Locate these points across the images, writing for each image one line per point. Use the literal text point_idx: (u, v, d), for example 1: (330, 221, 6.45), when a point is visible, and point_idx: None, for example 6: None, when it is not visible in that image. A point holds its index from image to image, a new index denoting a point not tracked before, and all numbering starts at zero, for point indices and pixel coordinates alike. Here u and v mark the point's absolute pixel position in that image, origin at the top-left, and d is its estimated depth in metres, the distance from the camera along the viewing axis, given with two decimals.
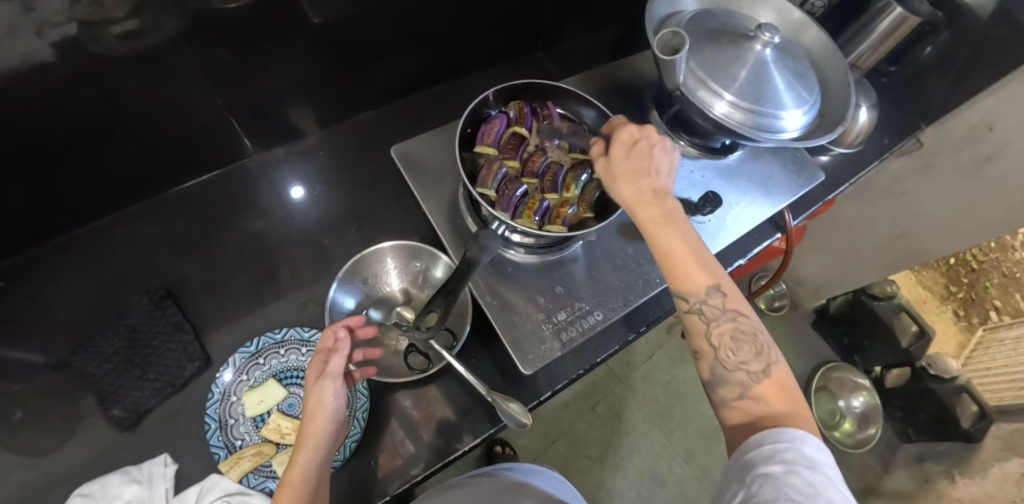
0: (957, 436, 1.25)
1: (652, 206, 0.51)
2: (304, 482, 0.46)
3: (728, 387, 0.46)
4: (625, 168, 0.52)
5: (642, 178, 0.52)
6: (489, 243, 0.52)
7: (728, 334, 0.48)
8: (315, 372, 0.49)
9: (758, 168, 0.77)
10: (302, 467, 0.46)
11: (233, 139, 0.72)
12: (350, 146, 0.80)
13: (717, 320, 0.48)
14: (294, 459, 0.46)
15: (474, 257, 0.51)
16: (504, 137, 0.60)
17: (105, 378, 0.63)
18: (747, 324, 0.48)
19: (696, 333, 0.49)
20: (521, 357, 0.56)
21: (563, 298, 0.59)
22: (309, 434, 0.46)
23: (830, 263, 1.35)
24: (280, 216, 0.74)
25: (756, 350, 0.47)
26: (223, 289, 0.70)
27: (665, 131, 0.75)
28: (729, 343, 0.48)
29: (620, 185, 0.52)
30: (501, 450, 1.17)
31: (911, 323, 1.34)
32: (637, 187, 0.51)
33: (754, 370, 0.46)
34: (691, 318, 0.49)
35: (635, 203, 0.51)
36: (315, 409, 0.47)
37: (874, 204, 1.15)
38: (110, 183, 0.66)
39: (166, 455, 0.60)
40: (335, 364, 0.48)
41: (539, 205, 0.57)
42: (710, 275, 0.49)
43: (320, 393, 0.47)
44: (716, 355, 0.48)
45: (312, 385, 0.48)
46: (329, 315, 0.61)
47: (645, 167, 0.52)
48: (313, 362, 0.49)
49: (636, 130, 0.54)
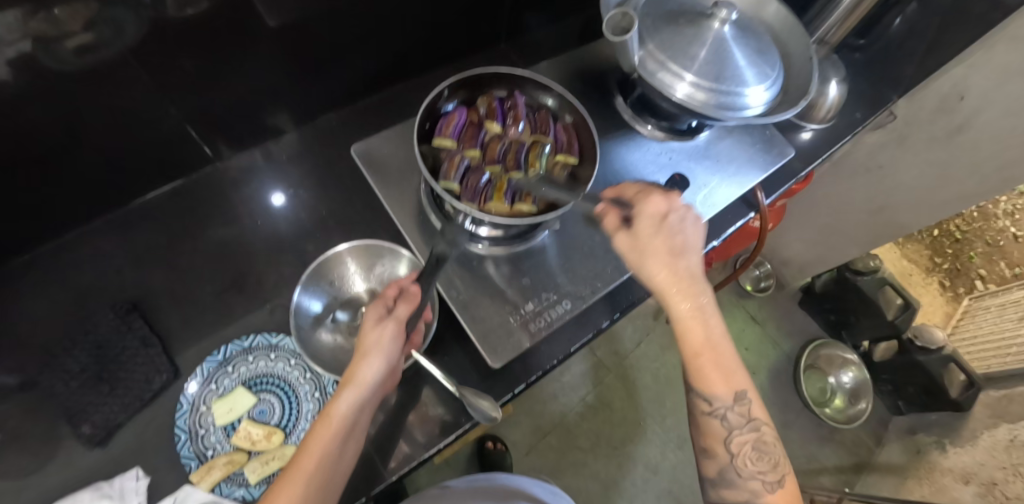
0: (945, 406, 1.25)
1: (688, 296, 0.49)
2: (343, 419, 0.45)
3: (737, 491, 0.48)
4: (658, 249, 0.49)
5: (678, 260, 0.49)
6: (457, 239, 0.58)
7: (748, 443, 0.48)
8: (375, 315, 0.49)
9: (726, 147, 0.76)
10: (346, 405, 0.45)
11: (195, 148, 0.71)
12: (316, 148, 0.79)
13: (739, 429, 0.49)
14: (339, 393, 0.46)
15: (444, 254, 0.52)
16: (463, 130, 0.58)
17: (74, 396, 0.61)
18: (767, 434, 0.49)
19: (714, 436, 0.49)
20: (489, 351, 0.55)
21: (531, 288, 0.59)
22: (358, 371, 0.46)
23: (813, 241, 1.35)
24: (249, 224, 0.73)
25: (773, 462, 0.48)
26: (192, 300, 0.69)
27: (630, 116, 0.74)
28: (748, 452, 0.48)
29: (654, 267, 0.49)
30: (493, 446, 1.17)
31: (896, 297, 1.34)
32: (672, 271, 0.49)
33: (768, 482, 0.48)
34: (709, 419, 0.49)
35: (669, 289, 0.49)
36: (371, 348, 0.46)
37: (852, 179, 1.15)
38: (71, 198, 0.65)
39: (138, 469, 0.59)
40: (400, 312, 0.48)
41: (508, 186, 0.55)
42: (736, 381, 0.49)
43: (378, 334, 0.46)
44: (731, 461, 0.49)
45: (370, 326, 0.47)
46: (293, 319, 0.57)
47: (679, 247, 0.49)
48: (374, 305, 0.49)
49: (665, 201, 0.50)
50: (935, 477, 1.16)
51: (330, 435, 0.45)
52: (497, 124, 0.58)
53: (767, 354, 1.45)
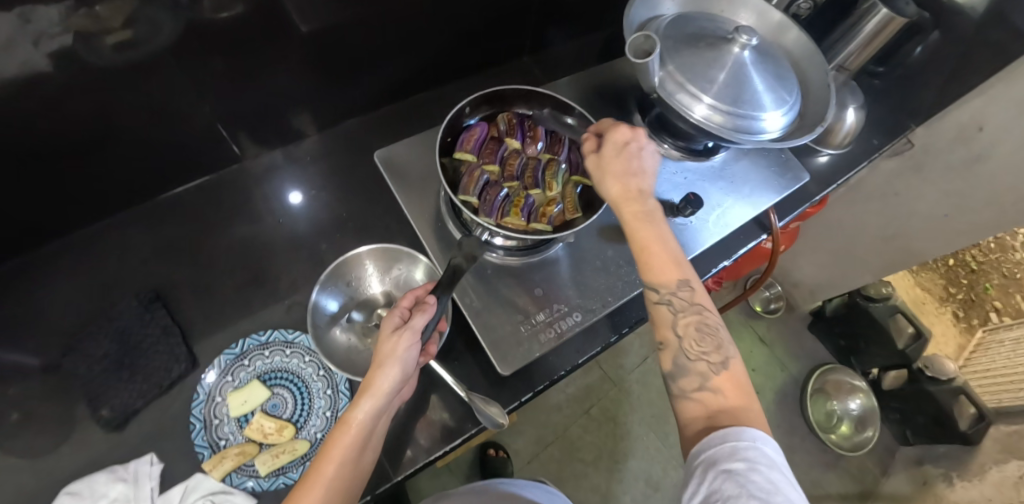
0: (954, 438, 1.24)
1: (635, 202, 0.53)
2: (360, 427, 0.46)
3: (689, 378, 0.48)
4: (614, 167, 0.53)
5: (630, 178, 0.53)
6: (474, 252, 0.55)
7: (692, 324, 0.50)
8: (392, 325, 0.49)
9: (741, 169, 0.77)
10: (363, 414, 0.45)
11: (223, 145, 0.74)
12: (340, 151, 0.82)
13: (684, 312, 0.50)
14: (356, 402, 0.46)
15: (459, 264, 0.53)
16: (484, 144, 0.59)
17: (95, 380, 0.63)
18: (710, 318, 0.51)
19: (662, 322, 0.51)
20: (500, 358, 0.56)
21: (543, 299, 0.60)
22: (376, 381, 0.46)
23: (825, 264, 1.35)
24: (270, 221, 0.75)
25: (716, 343, 0.49)
26: (212, 293, 0.70)
27: (648, 134, 0.75)
28: (693, 334, 0.50)
29: (607, 181, 0.53)
30: (495, 453, 1.17)
31: (907, 325, 1.33)
32: (625, 185, 0.53)
33: (714, 362, 0.48)
34: (658, 308, 0.51)
35: (620, 200, 0.53)
36: (387, 359, 0.46)
37: (866, 205, 1.16)
38: (104, 189, 0.68)
39: (152, 455, 0.59)
40: (418, 321, 0.47)
41: (525, 201, 0.56)
42: (680, 272, 0.51)
43: (395, 344, 0.46)
44: (679, 344, 0.50)
45: (388, 335, 0.48)
46: (310, 317, 0.59)
47: (633, 168, 0.54)
48: (391, 315, 0.49)
49: (629, 131, 0.55)
50: None
51: (348, 442, 0.45)
52: (517, 141, 0.60)
53: (774, 376, 1.44)
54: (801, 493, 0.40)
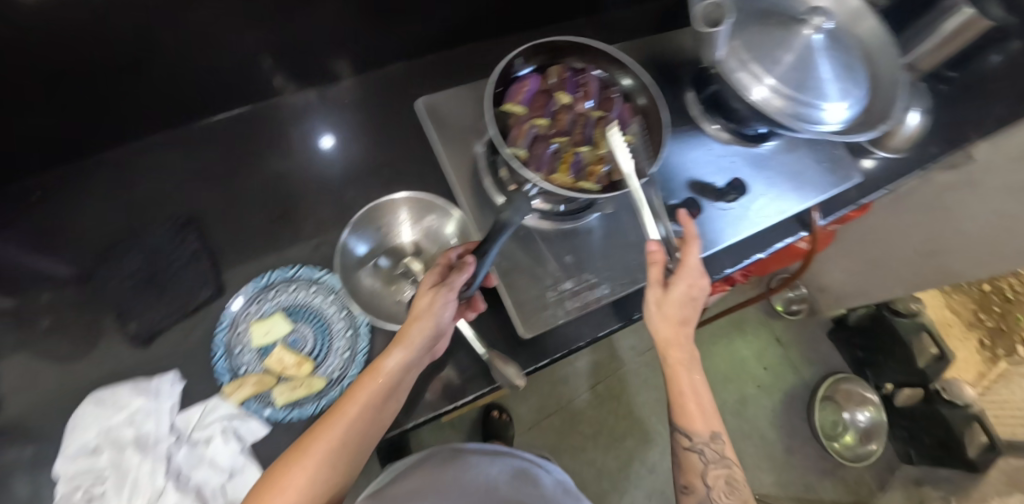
0: (959, 464, 1.25)
1: (680, 349, 0.52)
2: (387, 376, 0.47)
3: None
4: (670, 314, 0.52)
5: (682, 326, 0.52)
6: (521, 206, 0.48)
7: (722, 478, 0.52)
8: (431, 281, 0.50)
9: (791, 160, 0.74)
10: (393, 362, 0.47)
11: (266, 77, 0.72)
12: (376, 97, 0.79)
13: (714, 464, 0.52)
14: (388, 351, 0.47)
15: (507, 219, 0.47)
16: (534, 97, 0.57)
17: (125, 294, 0.64)
18: (737, 473, 0.53)
19: (692, 470, 0.53)
20: (523, 321, 0.56)
21: (572, 267, 0.59)
22: (410, 333, 0.47)
23: (855, 272, 1.31)
24: (303, 160, 0.73)
25: (743, 498, 0.52)
26: (244, 223, 0.69)
27: (699, 113, 0.73)
28: (722, 486, 0.52)
29: (659, 322, 0.52)
30: (498, 415, 1.20)
31: (931, 345, 1.28)
32: (675, 331, 0.52)
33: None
34: (688, 455, 0.53)
35: (667, 343, 0.52)
36: (424, 313, 0.48)
37: (910, 215, 1.11)
38: (144, 106, 0.67)
39: (175, 373, 0.60)
40: (456, 279, 0.49)
41: (574, 159, 0.55)
42: (713, 423, 0.52)
43: (433, 299, 0.48)
44: (708, 494, 0.52)
45: (427, 290, 0.49)
46: (339, 257, 0.59)
47: (688, 316, 0.52)
48: (432, 271, 0.50)
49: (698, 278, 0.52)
50: None
51: (372, 389, 0.46)
52: (568, 96, 0.57)
53: (783, 377, 1.41)
54: None
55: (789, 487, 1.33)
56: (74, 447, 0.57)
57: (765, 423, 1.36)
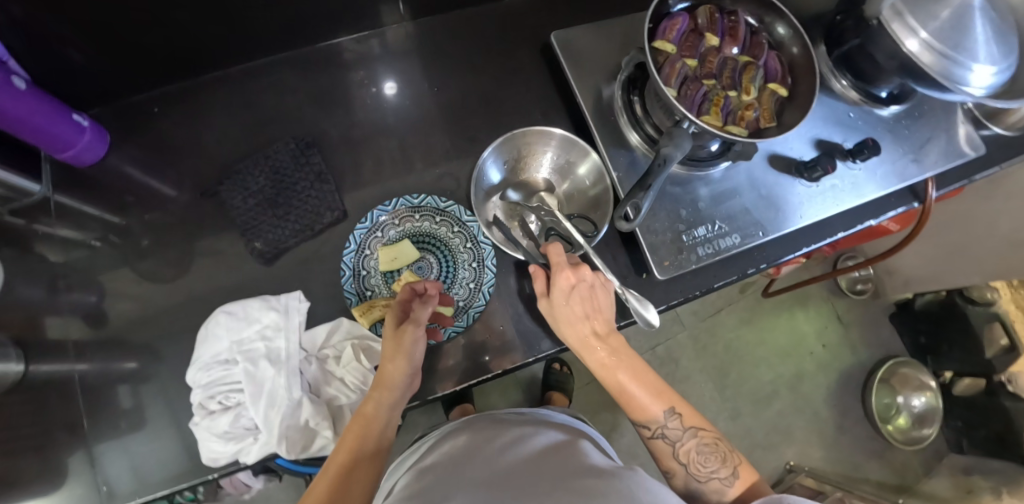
0: (1014, 457, 1.25)
1: (598, 348, 0.53)
2: (373, 417, 0.51)
3: (705, 497, 0.51)
4: (569, 313, 0.53)
5: (585, 321, 0.54)
6: (680, 144, 0.50)
7: (692, 449, 0.52)
8: (395, 318, 0.54)
9: (918, 127, 0.72)
10: (375, 404, 0.51)
11: (385, 5, 0.69)
12: (481, 34, 0.74)
13: (681, 439, 0.52)
14: (370, 395, 0.51)
15: (668, 154, 0.49)
16: (683, 37, 0.56)
17: (251, 212, 0.66)
18: (707, 435, 0.52)
19: (664, 454, 0.53)
20: (657, 263, 0.56)
21: (703, 214, 0.58)
22: (387, 374, 0.51)
23: (932, 257, 1.27)
24: (417, 94, 0.72)
25: (720, 457, 0.51)
26: (359, 150, 0.69)
27: (829, 68, 0.70)
28: (696, 458, 0.51)
29: (565, 330, 0.54)
30: (559, 368, 1.22)
31: (1002, 336, 1.23)
32: (579, 331, 0.54)
33: (725, 477, 0.50)
34: (655, 442, 0.53)
35: (582, 347, 0.54)
36: (395, 352, 0.52)
37: (1007, 202, 1.05)
38: (273, 28, 0.67)
39: (301, 292, 0.62)
40: (420, 313, 0.53)
41: (725, 103, 0.54)
42: (665, 399, 0.53)
43: (400, 338, 0.52)
44: (686, 470, 0.52)
45: (393, 331, 0.53)
46: (474, 185, 0.61)
47: (590, 309, 0.54)
48: (393, 310, 0.54)
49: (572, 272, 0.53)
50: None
51: (361, 434, 0.50)
52: (719, 37, 0.56)
53: (841, 356, 1.40)
54: None
55: (836, 463, 1.34)
56: (206, 358, 0.59)
57: (818, 400, 1.36)
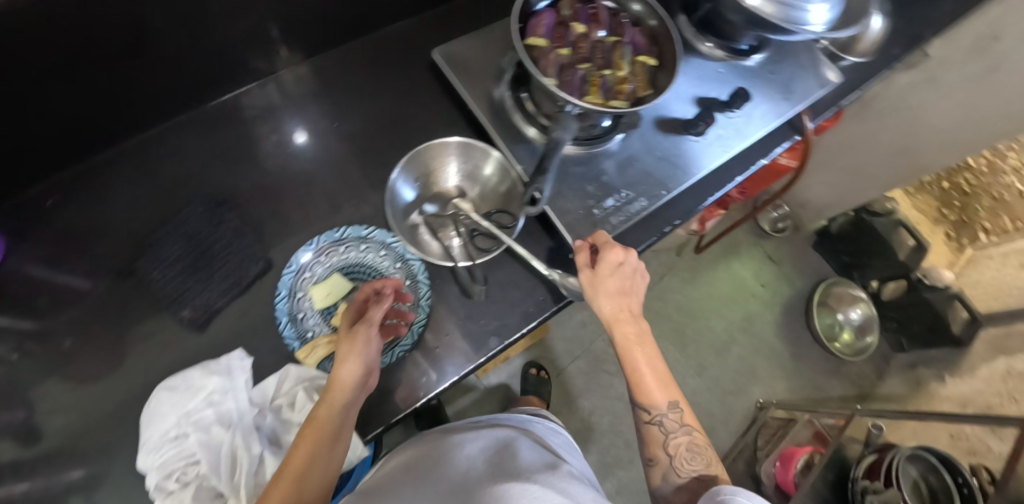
0: (945, 342, 1.37)
1: (629, 323, 0.55)
2: (327, 422, 0.49)
3: (677, 493, 0.51)
4: (609, 287, 0.54)
5: (624, 297, 0.55)
6: (566, 127, 0.54)
7: (682, 446, 0.52)
8: (350, 321, 0.54)
9: (780, 69, 0.79)
10: (328, 408, 0.49)
11: (269, 52, 0.70)
12: (371, 62, 0.76)
13: (675, 433, 0.52)
14: (323, 400, 0.50)
15: (557, 137, 0.53)
16: (552, 30, 0.60)
17: (173, 283, 0.64)
18: (699, 439, 0.53)
19: (654, 442, 0.53)
20: (575, 239, 0.59)
21: (609, 186, 0.62)
22: (341, 376, 0.50)
23: (835, 182, 1.39)
24: (320, 131, 0.73)
25: (705, 461, 0.51)
26: (271, 198, 0.69)
27: (692, 34, 0.77)
28: (684, 453, 0.52)
29: (602, 301, 0.54)
30: (537, 373, 1.24)
31: (908, 238, 1.39)
32: (616, 306, 0.54)
33: (705, 481, 0.50)
34: (651, 429, 0.53)
35: (614, 320, 0.54)
36: (350, 351, 0.51)
37: (875, 120, 1.22)
38: (156, 95, 0.66)
39: (242, 350, 0.61)
40: (375, 312, 0.54)
41: (602, 81, 0.58)
42: (671, 391, 0.54)
43: (356, 337, 0.52)
44: (670, 463, 0.52)
45: (347, 333, 0.53)
46: (390, 206, 0.61)
47: (628, 290, 0.55)
48: (350, 312, 0.55)
49: (624, 251, 0.56)
50: (937, 405, 1.33)
51: (313, 440, 0.48)
52: (584, 24, 0.60)
53: (780, 291, 1.50)
54: None
55: (801, 390, 1.43)
56: (157, 437, 0.57)
57: (771, 335, 1.46)
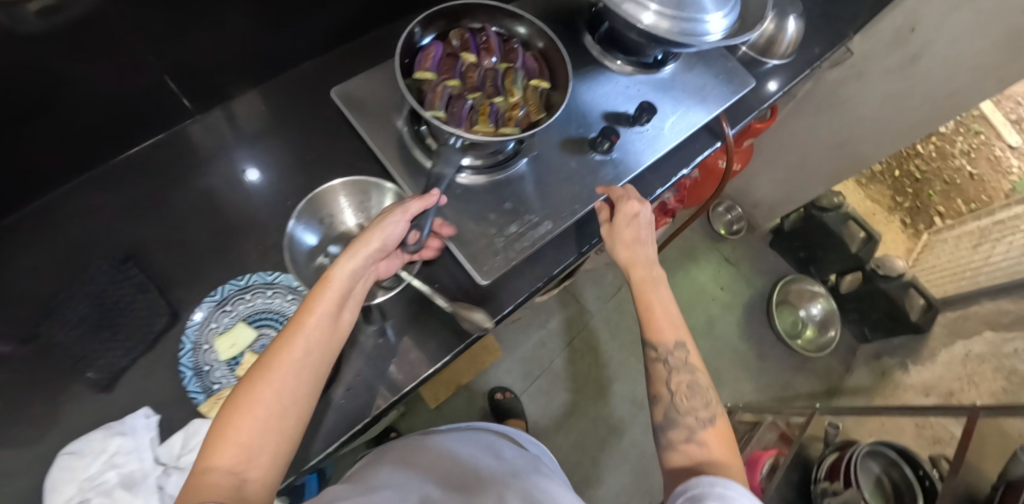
0: (906, 328, 1.38)
1: (643, 268, 0.61)
2: (338, 283, 0.49)
3: (677, 430, 0.53)
4: (624, 235, 0.62)
5: (639, 246, 0.61)
6: (450, 158, 0.58)
7: (684, 383, 0.56)
8: (391, 207, 0.55)
9: (691, 78, 0.80)
10: (342, 270, 0.49)
11: (171, 101, 0.69)
12: (287, 104, 0.77)
13: (678, 371, 0.56)
14: (339, 261, 0.50)
15: (440, 172, 0.57)
16: (441, 62, 0.60)
17: (77, 345, 0.61)
18: (701, 381, 0.56)
19: (659, 378, 0.57)
20: (478, 269, 0.58)
21: (512, 212, 0.62)
22: (361, 243, 0.51)
23: (781, 180, 1.41)
24: (229, 176, 0.71)
25: (705, 402, 0.54)
26: (177, 247, 0.67)
27: (601, 52, 0.77)
28: (683, 391, 0.55)
29: (619, 248, 0.62)
30: (502, 396, 1.23)
31: (859, 230, 1.40)
32: (632, 252, 0.61)
33: (702, 419, 0.53)
34: (657, 366, 0.57)
35: (629, 263, 0.61)
36: (378, 226, 0.52)
37: (815, 118, 1.22)
38: (55, 159, 0.63)
39: (148, 408, 0.59)
40: (414, 205, 0.54)
41: (491, 108, 0.58)
42: (678, 335, 0.58)
43: (389, 217, 0.52)
44: (671, 400, 0.55)
45: (386, 213, 0.54)
46: (289, 252, 0.59)
47: (642, 237, 0.62)
48: (395, 199, 0.55)
49: (638, 203, 0.62)
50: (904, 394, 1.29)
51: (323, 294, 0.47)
52: (472, 54, 0.60)
53: (740, 292, 1.51)
54: None
55: (769, 389, 1.42)
56: None
57: (734, 337, 1.46)
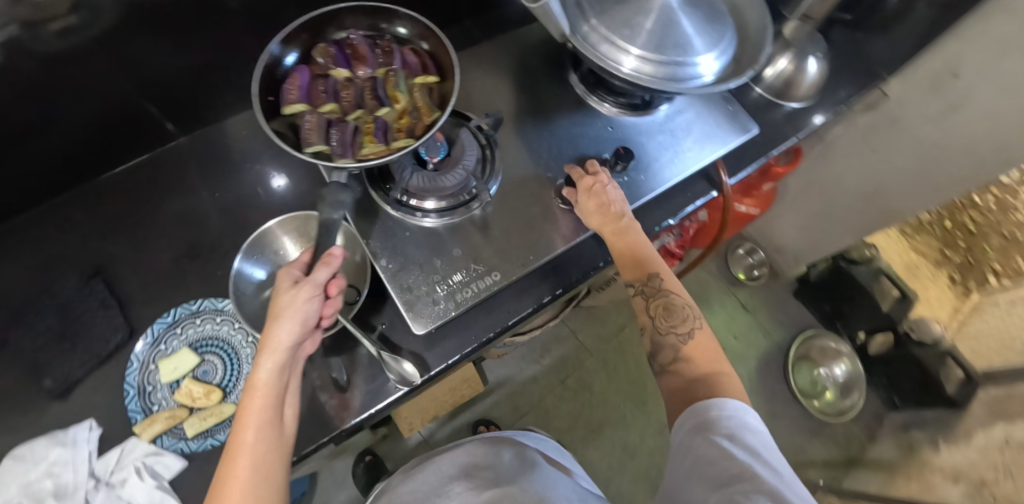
0: (940, 402, 1.22)
1: (611, 223, 0.61)
2: (268, 387, 0.45)
3: (664, 352, 0.54)
4: (587, 202, 0.62)
5: (604, 208, 0.61)
6: (339, 199, 0.54)
7: (661, 307, 0.57)
8: (290, 280, 0.49)
9: (686, 121, 0.75)
10: (266, 372, 0.45)
11: (155, 124, 0.72)
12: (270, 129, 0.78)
13: (654, 297, 0.57)
14: (256, 363, 0.45)
15: (327, 219, 0.53)
16: (311, 87, 0.56)
17: (39, 352, 0.64)
18: (679, 301, 0.57)
19: (639, 309, 0.58)
20: (414, 317, 0.57)
21: (460, 259, 0.61)
22: (273, 337, 0.46)
23: (806, 227, 1.32)
24: (205, 197, 0.73)
25: (683, 318, 0.56)
26: (146, 265, 0.69)
27: (586, 94, 0.74)
28: (663, 313, 0.56)
29: (585, 214, 0.62)
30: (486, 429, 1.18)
31: (892, 288, 1.30)
32: (599, 214, 0.61)
33: (682, 335, 0.55)
34: (637, 299, 0.58)
35: (598, 224, 0.61)
36: (287, 309, 0.47)
37: (844, 163, 1.12)
38: (42, 176, 0.67)
39: (92, 420, 0.60)
40: (320, 273, 0.49)
41: (375, 124, 0.56)
42: (649, 268, 0.59)
43: (296, 295, 0.47)
44: (653, 325, 0.56)
45: (286, 289, 0.48)
46: (235, 285, 0.59)
47: (605, 200, 0.62)
48: (286, 271, 0.50)
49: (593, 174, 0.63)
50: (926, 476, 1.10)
51: (258, 407, 0.44)
52: (343, 70, 0.57)
53: (754, 343, 1.43)
54: (776, 448, 0.46)
55: None
56: None
57: (743, 390, 1.37)
